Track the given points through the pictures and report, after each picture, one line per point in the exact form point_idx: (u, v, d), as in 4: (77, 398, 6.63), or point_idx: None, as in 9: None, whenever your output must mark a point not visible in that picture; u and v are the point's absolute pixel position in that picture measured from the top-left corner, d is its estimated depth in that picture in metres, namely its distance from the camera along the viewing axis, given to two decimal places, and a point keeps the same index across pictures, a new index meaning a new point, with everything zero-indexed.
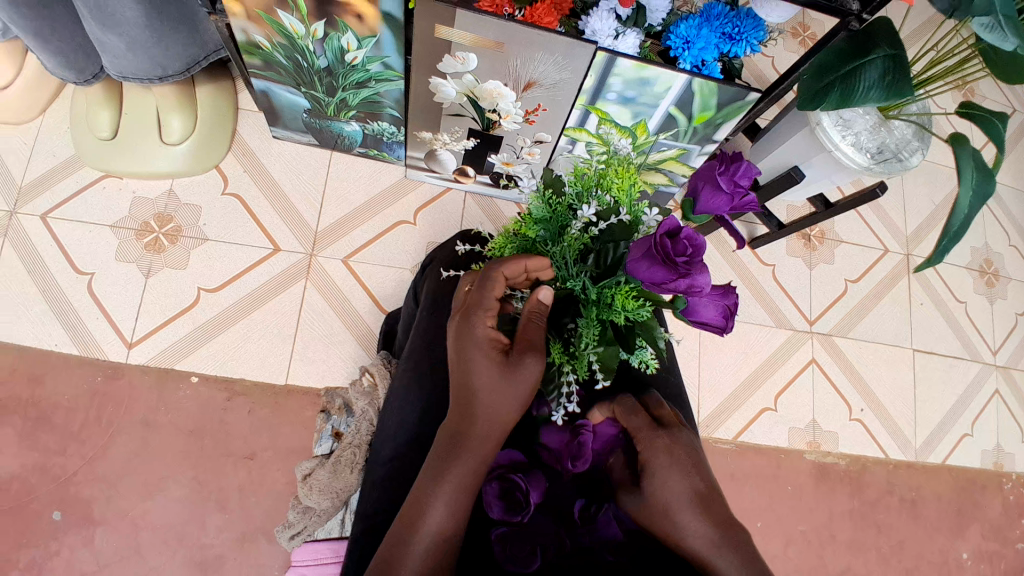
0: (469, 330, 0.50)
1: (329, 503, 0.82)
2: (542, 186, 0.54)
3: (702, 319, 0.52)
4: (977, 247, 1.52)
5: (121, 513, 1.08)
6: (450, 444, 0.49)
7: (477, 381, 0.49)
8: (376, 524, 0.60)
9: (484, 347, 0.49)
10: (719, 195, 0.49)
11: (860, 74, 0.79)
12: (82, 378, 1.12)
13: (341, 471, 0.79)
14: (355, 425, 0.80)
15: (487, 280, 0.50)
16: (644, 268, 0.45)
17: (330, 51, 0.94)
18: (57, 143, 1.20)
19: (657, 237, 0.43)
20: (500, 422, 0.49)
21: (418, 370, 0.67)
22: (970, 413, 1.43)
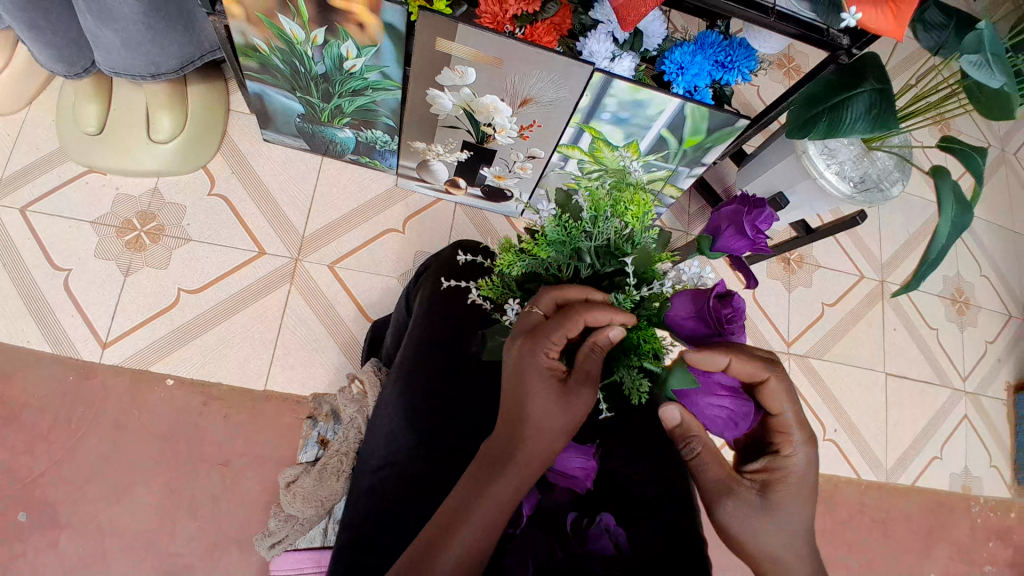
0: (532, 357, 0.45)
1: (313, 511, 0.78)
2: (558, 209, 0.53)
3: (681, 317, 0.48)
4: (949, 276, 1.58)
5: (88, 519, 1.05)
6: (488, 470, 0.45)
7: (532, 410, 0.44)
8: (361, 533, 0.59)
9: (546, 376, 0.45)
10: (740, 237, 0.49)
11: (847, 107, 0.83)
12: (52, 377, 1.08)
13: (328, 479, 0.76)
14: (342, 433, 0.78)
15: (564, 312, 0.45)
16: (688, 319, 0.47)
17: (328, 58, 0.94)
18: (39, 136, 1.17)
19: (710, 301, 0.45)
20: (549, 458, 0.45)
21: (407, 377, 0.67)
22: (939, 437, 1.48)
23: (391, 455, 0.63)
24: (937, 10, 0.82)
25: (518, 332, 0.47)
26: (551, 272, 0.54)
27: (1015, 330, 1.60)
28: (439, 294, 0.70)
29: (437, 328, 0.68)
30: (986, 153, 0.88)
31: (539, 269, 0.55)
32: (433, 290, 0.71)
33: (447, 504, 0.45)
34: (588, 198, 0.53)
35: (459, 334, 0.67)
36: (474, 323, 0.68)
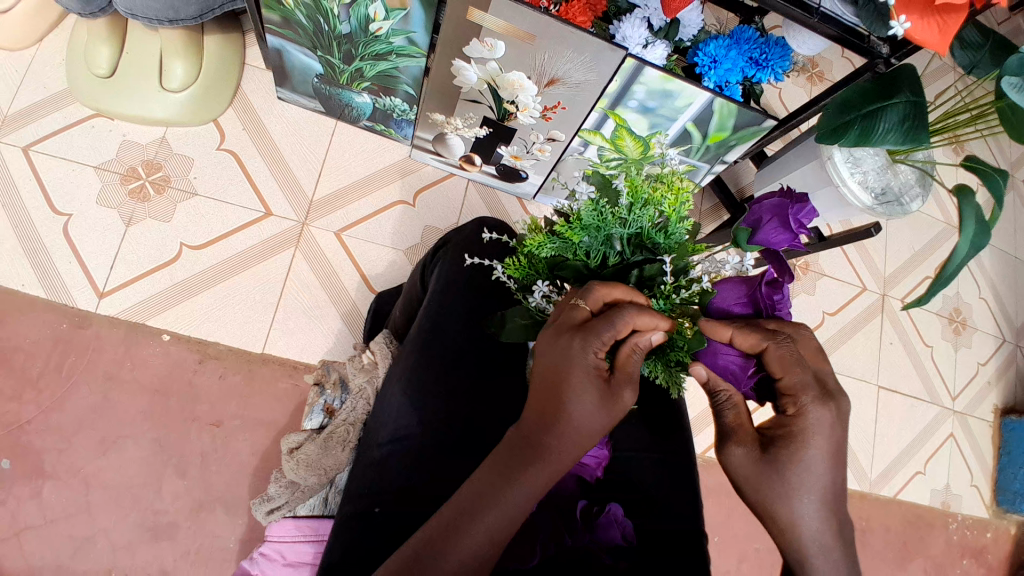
0: (578, 355, 0.44)
1: (314, 479, 0.73)
2: (596, 191, 0.52)
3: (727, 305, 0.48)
4: (950, 295, 1.59)
5: (74, 469, 1.03)
6: (517, 459, 0.44)
7: (570, 406, 0.44)
8: (365, 506, 0.59)
9: (589, 375, 0.44)
10: (779, 231, 0.48)
11: (881, 116, 0.81)
12: (46, 323, 1.06)
13: (333, 448, 0.73)
14: (350, 402, 0.76)
15: (613, 314, 0.43)
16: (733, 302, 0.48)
17: (355, 18, 0.91)
18: (47, 74, 1.13)
19: (762, 288, 0.45)
20: (578, 454, 0.45)
21: (421, 357, 0.66)
22: (924, 452, 1.50)
23: (401, 430, 0.63)
24: (975, 28, 0.77)
25: (559, 324, 0.46)
26: (580, 257, 0.53)
27: (1008, 354, 1.62)
28: (461, 270, 0.70)
29: (451, 306, 0.68)
30: (1008, 175, 0.86)
31: (568, 255, 0.52)
32: (447, 266, 0.72)
33: (469, 487, 0.45)
34: (627, 184, 0.51)
35: (474, 313, 0.68)
36: (491, 305, 0.68)
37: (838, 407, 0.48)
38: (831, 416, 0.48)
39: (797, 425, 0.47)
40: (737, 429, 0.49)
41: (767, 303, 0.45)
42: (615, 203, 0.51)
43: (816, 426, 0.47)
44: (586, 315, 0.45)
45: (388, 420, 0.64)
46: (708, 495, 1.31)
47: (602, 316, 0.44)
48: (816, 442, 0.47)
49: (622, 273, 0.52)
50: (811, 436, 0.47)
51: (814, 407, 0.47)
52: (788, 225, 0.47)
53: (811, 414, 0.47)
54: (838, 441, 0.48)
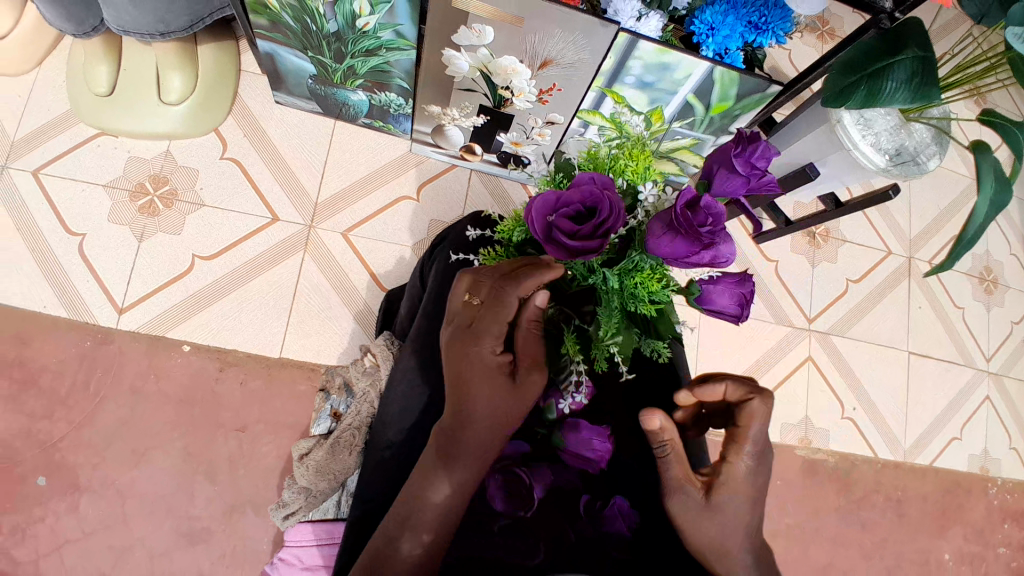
0: (491, 312, 0.49)
1: (325, 484, 0.75)
2: (555, 172, 0.58)
3: (716, 306, 0.53)
4: (979, 254, 1.53)
5: (109, 481, 1.07)
6: (444, 453, 0.51)
7: (473, 400, 0.50)
8: (368, 510, 0.61)
9: (492, 371, 0.50)
10: (726, 172, 0.48)
11: (886, 75, 0.77)
12: (70, 342, 1.09)
13: (340, 453, 0.73)
14: (354, 407, 0.76)
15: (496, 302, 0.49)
16: (672, 247, 0.46)
17: (341, 15, 0.91)
18: (51, 97, 1.15)
19: (678, 209, 0.44)
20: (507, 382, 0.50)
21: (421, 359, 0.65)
22: (960, 418, 1.45)
23: (409, 429, 0.63)
24: None
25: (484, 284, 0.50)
26: None
27: None
28: (454, 267, 0.69)
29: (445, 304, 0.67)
30: None
31: (541, 236, 0.57)
32: (441, 269, 0.70)
33: (433, 440, 0.52)
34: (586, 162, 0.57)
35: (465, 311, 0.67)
36: None
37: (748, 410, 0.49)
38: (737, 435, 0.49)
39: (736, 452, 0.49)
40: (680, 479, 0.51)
41: (687, 228, 0.44)
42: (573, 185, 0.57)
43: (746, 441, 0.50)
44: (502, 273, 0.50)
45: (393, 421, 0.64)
46: None
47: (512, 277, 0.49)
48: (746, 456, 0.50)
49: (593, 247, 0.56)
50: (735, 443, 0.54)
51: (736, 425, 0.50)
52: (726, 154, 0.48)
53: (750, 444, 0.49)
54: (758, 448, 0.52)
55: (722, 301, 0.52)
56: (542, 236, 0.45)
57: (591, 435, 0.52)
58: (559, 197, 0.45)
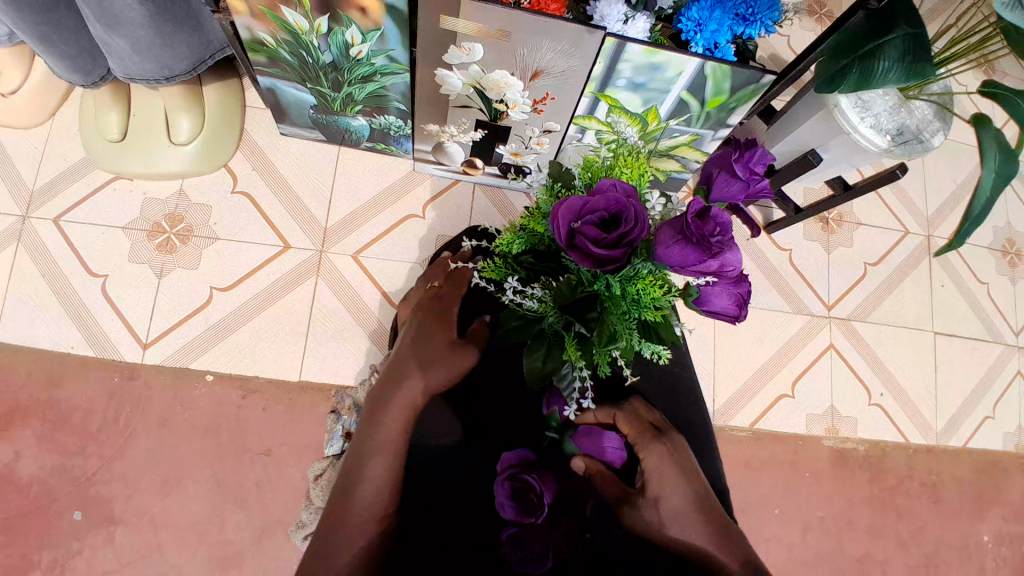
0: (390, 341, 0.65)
1: None
2: (551, 180, 0.59)
3: (715, 308, 0.53)
4: (1001, 227, 1.49)
5: (143, 512, 1.10)
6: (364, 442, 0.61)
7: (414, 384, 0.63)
8: None
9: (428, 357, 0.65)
10: (724, 180, 0.49)
11: (879, 55, 0.76)
12: (99, 380, 1.13)
13: None
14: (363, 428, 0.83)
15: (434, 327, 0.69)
16: (680, 257, 0.47)
17: (334, 46, 0.93)
18: (68, 146, 1.20)
19: (687, 218, 0.45)
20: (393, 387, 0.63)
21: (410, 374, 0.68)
22: (993, 397, 1.41)
23: None
24: None
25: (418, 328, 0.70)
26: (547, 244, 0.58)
27: None
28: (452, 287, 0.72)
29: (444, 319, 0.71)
30: None
31: (537, 244, 0.59)
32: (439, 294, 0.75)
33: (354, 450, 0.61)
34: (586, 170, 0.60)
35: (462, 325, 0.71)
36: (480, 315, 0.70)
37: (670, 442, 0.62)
38: (666, 449, 0.61)
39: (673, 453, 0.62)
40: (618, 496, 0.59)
41: (698, 237, 0.45)
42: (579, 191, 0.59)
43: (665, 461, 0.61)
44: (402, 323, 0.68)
45: None
46: (762, 468, 1.29)
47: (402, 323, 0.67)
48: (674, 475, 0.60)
49: None
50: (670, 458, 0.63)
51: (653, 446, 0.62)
52: (725, 162, 0.49)
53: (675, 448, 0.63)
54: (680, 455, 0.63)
55: (720, 302, 0.52)
56: (568, 243, 0.48)
57: (602, 438, 0.61)
58: (585, 204, 0.48)
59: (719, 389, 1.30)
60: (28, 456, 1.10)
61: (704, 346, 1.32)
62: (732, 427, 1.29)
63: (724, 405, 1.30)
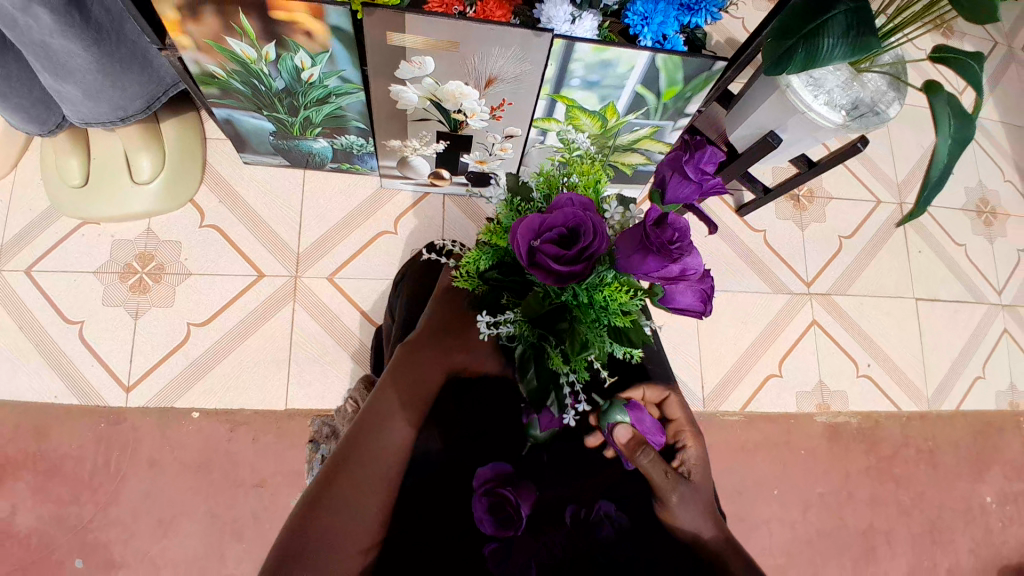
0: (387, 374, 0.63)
1: None
2: (510, 194, 0.60)
3: (681, 306, 0.53)
4: (971, 187, 1.50)
5: (141, 555, 1.09)
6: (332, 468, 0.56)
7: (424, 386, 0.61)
8: None
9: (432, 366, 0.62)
10: (679, 184, 0.50)
11: (823, 32, 0.77)
12: (86, 426, 1.12)
13: None
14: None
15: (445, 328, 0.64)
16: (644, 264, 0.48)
17: (285, 71, 0.93)
18: (32, 196, 1.19)
19: (645, 227, 0.45)
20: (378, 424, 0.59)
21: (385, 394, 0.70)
22: (979, 356, 1.42)
23: None
24: None
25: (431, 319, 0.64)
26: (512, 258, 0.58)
27: None
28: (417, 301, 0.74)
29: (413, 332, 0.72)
30: (983, 57, 0.81)
31: (504, 257, 0.59)
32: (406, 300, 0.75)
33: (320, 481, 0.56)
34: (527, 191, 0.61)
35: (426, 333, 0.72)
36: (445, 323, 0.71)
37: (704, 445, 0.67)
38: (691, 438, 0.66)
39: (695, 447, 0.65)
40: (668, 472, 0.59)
41: (658, 245, 0.45)
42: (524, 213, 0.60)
43: (700, 460, 0.65)
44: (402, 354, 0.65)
45: None
46: (759, 450, 1.29)
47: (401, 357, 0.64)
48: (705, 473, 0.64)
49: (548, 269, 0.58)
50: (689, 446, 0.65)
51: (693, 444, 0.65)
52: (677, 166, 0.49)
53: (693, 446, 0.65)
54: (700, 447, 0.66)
55: (685, 302, 0.52)
56: (528, 260, 0.48)
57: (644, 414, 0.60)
58: (543, 221, 0.48)
59: (707, 376, 1.30)
60: (19, 511, 1.09)
61: (688, 334, 1.32)
62: (724, 412, 1.29)
63: (714, 391, 1.30)
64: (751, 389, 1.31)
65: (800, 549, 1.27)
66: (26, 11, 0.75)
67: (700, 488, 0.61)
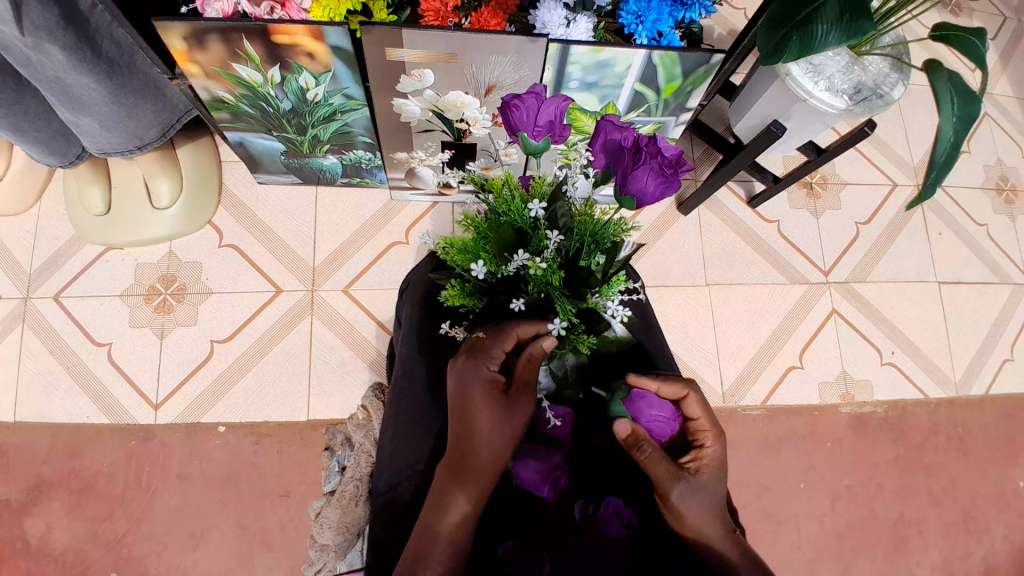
0: (473, 374, 0.51)
1: (342, 538, 0.77)
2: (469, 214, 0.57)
3: (644, 200, 0.49)
4: (989, 165, 1.46)
5: (174, 567, 1.13)
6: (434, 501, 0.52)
7: (476, 420, 0.51)
8: (381, 553, 0.62)
9: (484, 390, 0.51)
10: (555, 107, 0.52)
11: (817, 18, 0.76)
12: (117, 444, 1.17)
13: (348, 505, 0.77)
14: (354, 458, 0.82)
15: (499, 330, 0.51)
16: (657, 188, 0.47)
17: (291, 93, 0.96)
18: (58, 226, 1.24)
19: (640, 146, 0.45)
20: (489, 460, 0.51)
21: (405, 397, 0.69)
22: (1007, 338, 1.38)
23: (406, 467, 0.65)
24: None
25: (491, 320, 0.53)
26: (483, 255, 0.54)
27: None
28: (423, 305, 0.72)
29: (416, 347, 0.70)
30: (986, 33, 0.80)
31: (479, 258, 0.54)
32: (416, 303, 0.73)
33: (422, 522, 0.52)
34: (468, 226, 0.55)
35: (431, 343, 0.70)
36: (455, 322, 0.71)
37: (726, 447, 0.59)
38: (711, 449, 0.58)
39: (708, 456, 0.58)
40: (666, 471, 0.56)
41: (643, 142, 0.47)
42: (483, 237, 0.54)
43: (716, 462, 0.58)
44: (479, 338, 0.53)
45: (405, 450, 0.66)
46: (783, 443, 1.27)
47: (490, 334, 0.52)
48: (718, 477, 0.57)
49: (512, 283, 0.55)
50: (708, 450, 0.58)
51: (715, 445, 0.58)
52: (538, 100, 0.52)
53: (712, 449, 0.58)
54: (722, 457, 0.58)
55: (636, 197, 0.49)
56: (672, 183, 0.46)
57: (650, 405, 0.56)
58: (663, 164, 0.45)
59: (725, 370, 1.29)
60: (58, 528, 1.14)
61: (703, 327, 1.31)
62: (744, 407, 1.28)
63: (733, 386, 1.29)
64: (771, 381, 1.30)
65: (829, 543, 1.25)
66: (38, 49, 0.80)
67: (704, 492, 0.56)
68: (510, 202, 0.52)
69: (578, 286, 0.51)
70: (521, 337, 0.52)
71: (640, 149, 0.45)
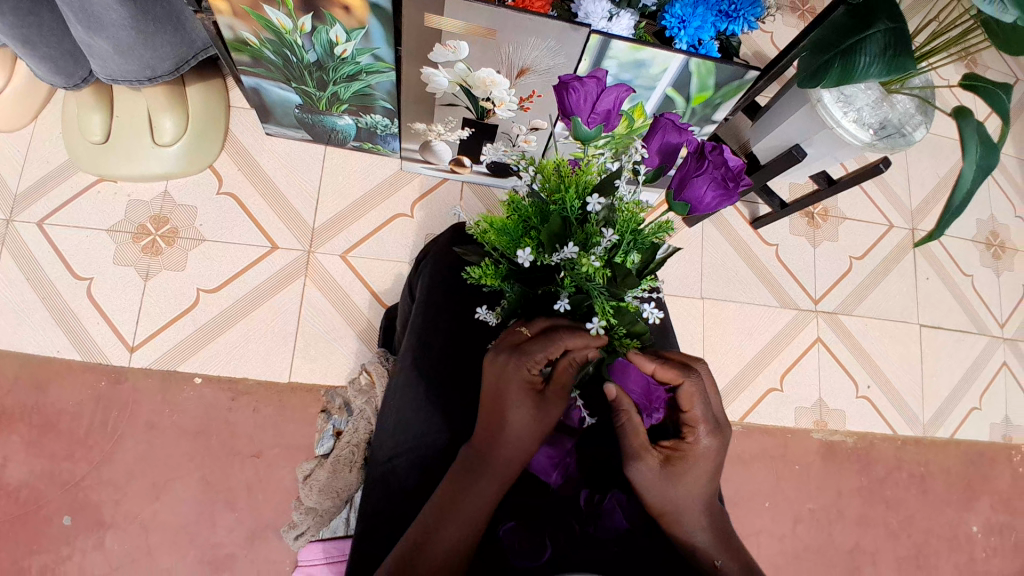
0: (513, 372, 0.49)
1: (331, 502, 0.83)
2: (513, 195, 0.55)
3: (697, 207, 0.50)
4: (983, 219, 1.51)
5: (131, 516, 1.09)
6: (449, 486, 0.52)
7: (510, 418, 0.50)
8: (374, 525, 0.60)
9: (523, 390, 0.50)
10: (615, 96, 0.51)
11: (860, 50, 0.77)
12: (85, 384, 1.12)
13: (341, 471, 0.81)
14: (353, 424, 0.84)
15: (548, 337, 0.49)
16: (714, 199, 0.48)
17: (319, 45, 0.92)
18: (50, 149, 1.18)
19: (708, 157, 0.46)
20: (514, 456, 0.51)
21: (412, 373, 0.67)
22: (977, 387, 1.43)
23: (405, 441, 0.64)
24: None
25: (534, 323, 0.51)
26: (525, 242, 0.53)
27: None
28: (440, 279, 0.71)
29: (430, 320, 0.69)
30: (1011, 87, 0.81)
31: (519, 241, 0.53)
32: (433, 277, 0.72)
33: (433, 507, 0.51)
34: (511, 209, 0.54)
35: (447, 319, 0.69)
36: (473, 302, 0.70)
37: (724, 441, 0.55)
38: (704, 446, 0.54)
39: (692, 450, 0.54)
40: (640, 447, 0.53)
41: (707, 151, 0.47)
42: (526, 222, 0.53)
43: (703, 456, 0.54)
44: (524, 336, 0.51)
45: (409, 424, 0.64)
46: (755, 461, 1.30)
47: (537, 337, 0.50)
48: (703, 470, 0.53)
49: (546, 272, 0.55)
50: (698, 450, 0.54)
51: (708, 438, 0.54)
52: (598, 85, 0.50)
53: (703, 442, 0.54)
54: (718, 457, 0.54)
55: (689, 203, 0.49)
56: (730, 195, 0.47)
57: (630, 378, 0.52)
58: (726, 176, 0.46)
59: None
60: (13, 463, 1.09)
61: (693, 339, 1.32)
62: None
63: None
64: (751, 400, 1.32)
65: (787, 564, 1.27)
66: None
67: (681, 485, 0.53)
68: (563, 192, 0.51)
69: (616, 284, 0.51)
70: (567, 347, 0.50)
71: (705, 157, 0.46)
